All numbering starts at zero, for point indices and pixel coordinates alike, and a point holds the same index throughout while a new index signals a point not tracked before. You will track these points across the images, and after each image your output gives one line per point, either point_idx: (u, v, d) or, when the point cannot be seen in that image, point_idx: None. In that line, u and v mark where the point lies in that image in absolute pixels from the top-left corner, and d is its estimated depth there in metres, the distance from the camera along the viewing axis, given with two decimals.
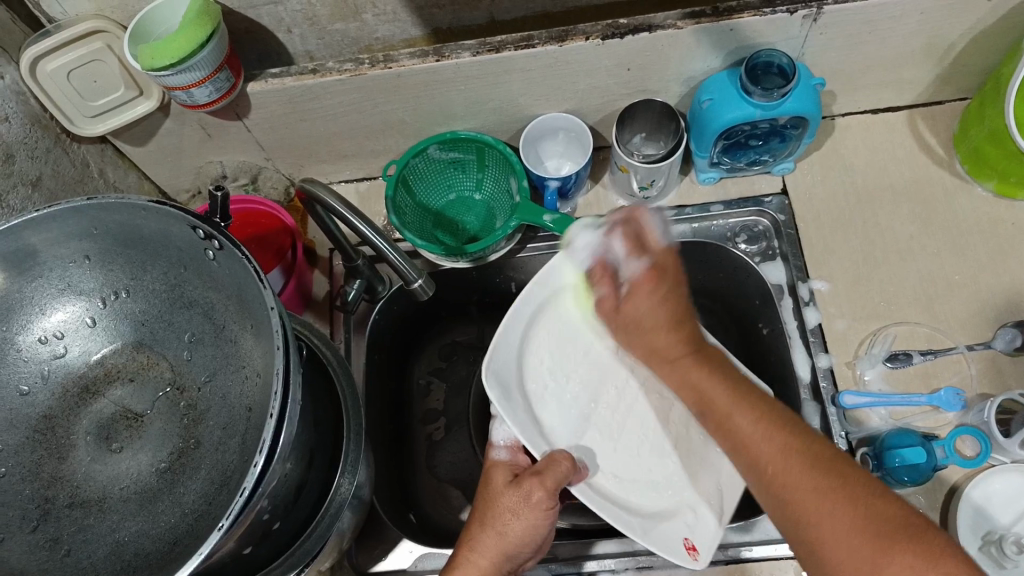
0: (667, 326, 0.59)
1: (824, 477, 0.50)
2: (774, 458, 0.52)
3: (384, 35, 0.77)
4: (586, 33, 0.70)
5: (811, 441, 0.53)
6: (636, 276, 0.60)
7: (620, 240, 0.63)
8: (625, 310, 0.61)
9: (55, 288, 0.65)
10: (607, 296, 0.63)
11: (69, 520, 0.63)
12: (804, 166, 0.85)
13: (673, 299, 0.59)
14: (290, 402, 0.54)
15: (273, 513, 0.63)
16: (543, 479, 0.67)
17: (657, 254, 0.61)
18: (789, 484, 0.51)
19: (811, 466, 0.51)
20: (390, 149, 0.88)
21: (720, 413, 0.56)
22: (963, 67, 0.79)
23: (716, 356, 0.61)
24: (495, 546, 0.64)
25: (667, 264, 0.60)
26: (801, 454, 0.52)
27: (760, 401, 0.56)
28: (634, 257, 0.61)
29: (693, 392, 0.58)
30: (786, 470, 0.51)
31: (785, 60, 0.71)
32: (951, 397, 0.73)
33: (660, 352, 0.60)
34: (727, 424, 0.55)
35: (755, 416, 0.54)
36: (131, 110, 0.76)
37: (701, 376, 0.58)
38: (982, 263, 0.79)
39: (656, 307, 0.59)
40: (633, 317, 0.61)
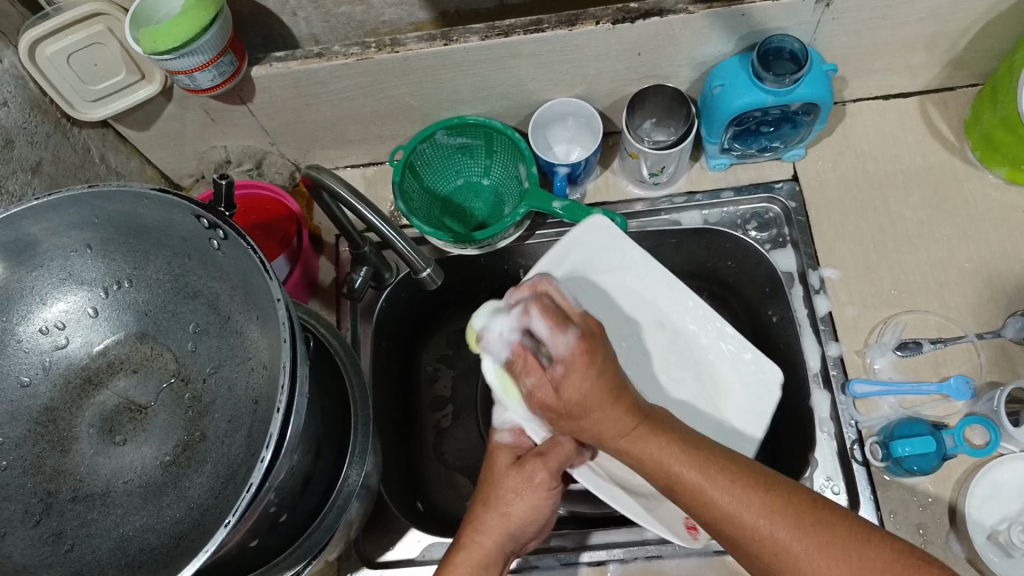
0: (606, 401, 0.56)
1: (810, 534, 0.49)
2: (758, 522, 0.50)
3: (391, 18, 0.76)
4: (597, 17, 0.69)
5: (784, 498, 0.51)
6: (567, 354, 0.56)
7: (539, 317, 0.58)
8: (565, 394, 0.56)
9: (56, 278, 0.64)
10: (538, 385, 0.57)
11: (72, 514, 0.62)
12: (815, 153, 0.85)
13: (606, 367, 0.57)
14: (298, 395, 0.53)
15: (280, 505, 0.63)
16: (546, 458, 0.66)
17: (581, 322, 0.58)
18: (778, 550, 0.50)
19: (795, 526, 0.50)
20: (396, 134, 0.86)
21: (690, 489, 0.54)
22: (975, 53, 0.78)
23: (663, 420, 0.59)
24: (497, 527, 0.63)
25: (592, 329, 0.58)
26: (783, 515, 0.50)
27: (719, 464, 0.54)
28: (560, 333, 0.56)
29: (656, 470, 0.56)
30: (773, 539, 0.50)
31: (796, 45, 0.70)
32: (962, 385, 0.72)
33: (610, 434, 0.57)
34: (698, 501, 0.53)
35: (726, 483, 0.53)
36: (135, 93, 0.75)
37: (657, 451, 0.56)
38: (992, 250, 0.79)
39: (595, 386, 0.56)
40: (577, 402, 0.56)
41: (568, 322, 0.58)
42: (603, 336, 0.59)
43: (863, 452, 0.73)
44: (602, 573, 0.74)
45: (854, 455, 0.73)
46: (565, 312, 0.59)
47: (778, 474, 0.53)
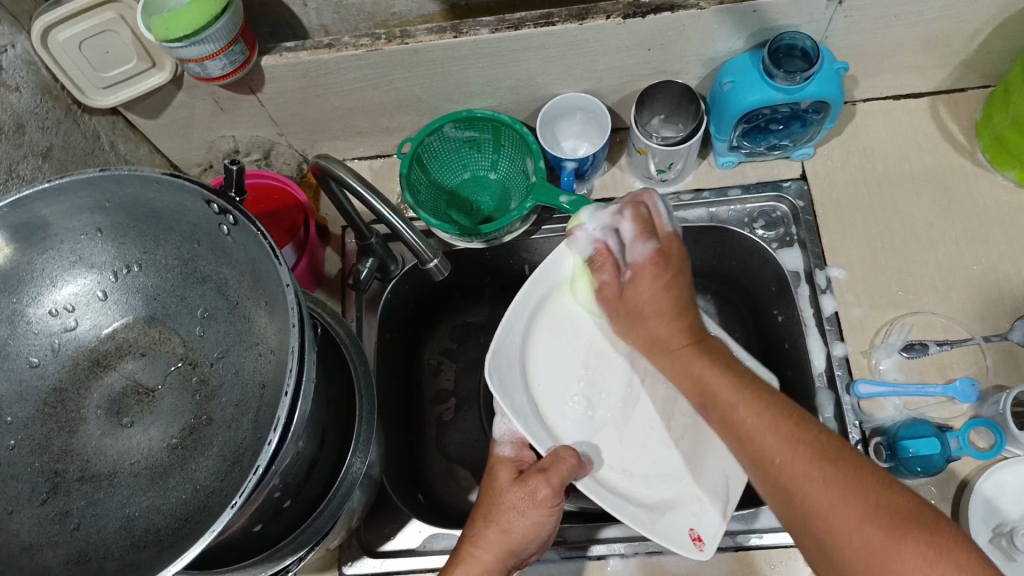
0: (666, 313, 0.67)
1: (829, 464, 0.51)
2: (781, 450, 0.54)
3: (400, 10, 0.76)
4: (608, 11, 0.68)
5: (813, 431, 0.54)
6: (640, 261, 0.68)
7: (630, 224, 0.68)
8: (630, 296, 0.69)
9: (67, 261, 0.64)
10: (609, 283, 0.71)
11: (79, 494, 0.62)
12: (824, 152, 0.84)
13: (674, 288, 0.68)
14: (305, 379, 0.53)
15: (284, 491, 0.64)
16: (549, 475, 0.65)
17: (663, 240, 0.69)
18: (789, 467, 0.53)
19: (816, 456, 0.52)
20: (404, 127, 0.86)
21: (724, 406, 0.59)
22: (988, 53, 0.78)
23: (719, 350, 0.66)
24: (499, 543, 0.63)
25: (672, 251, 0.68)
26: (805, 446, 0.53)
27: (761, 392, 0.58)
28: (639, 242, 0.68)
29: (697, 387, 0.63)
30: (792, 460, 0.53)
31: (808, 43, 0.70)
32: (967, 388, 0.72)
33: (663, 341, 0.67)
34: (732, 418, 0.58)
35: (758, 408, 0.57)
36: (144, 81, 0.75)
37: (702, 369, 0.63)
38: (1002, 251, 0.78)
39: (661, 292, 0.67)
40: (637, 304, 0.69)
41: (653, 234, 0.69)
42: (683, 264, 0.69)
43: (866, 452, 0.73)
44: (603, 567, 0.74)
45: (856, 455, 0.72)
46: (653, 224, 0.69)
47: (814, 419, 0.56)
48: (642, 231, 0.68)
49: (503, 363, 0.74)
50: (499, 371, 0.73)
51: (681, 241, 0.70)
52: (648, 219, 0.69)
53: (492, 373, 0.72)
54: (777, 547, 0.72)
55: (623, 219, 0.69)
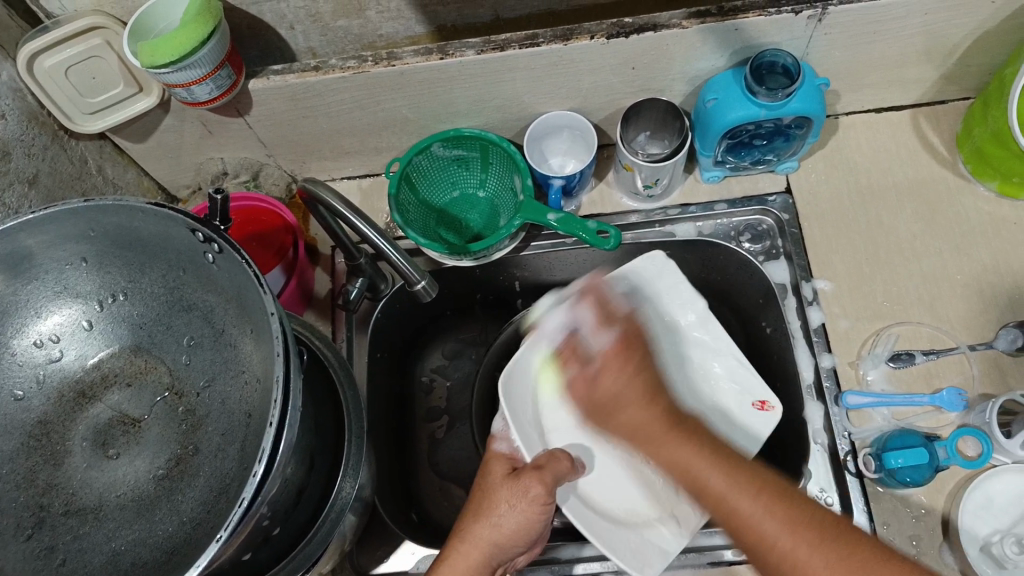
0: (640, 400, 0.63)
1: (825, 547, 0.51)
2: (780, 538, 0.53)
3: (387, 32, 0.76)
4: (592, 32, 0.70)
5: (809, 514, 0.53)
6: (605, 351, 0.66)
7: (586, 308, 0.71)
8: (598, 391, 0.65)
9: (51, 291, 0.64)
10: (577, 375, 0.68)
11: (64, 528, 0.62)
12: (807, 165, 0.85)
13: (641, 373, 0.64)
14: (291, 411, 0.53)
15: (273, 518, 0.63)
16: (543, 474, 0.66)
17: (624, 326, 0.68)
18: (788, 547, 0.52)
19: (812, 539, 0.52)
20: (392, 147, 0.87)
21: (711, 491, 0.57)
22: (967, 67, 0.79)
23: (698, 429, 0.63)
24: (485, 536, 0.62)
25: (634, 340, 0.67)
26: (806, 527, 0.53)
27: (750, 472, 0.57)
28: (601, 332, 0.68)
29: (682, 476, 0.59)
30: (795, 547, 0.52)
31: (790, 60, 0.71)
32: (954, 397, 0.73)
33: (641, 434, 0.62)
34: (723, 504, 0.56)
35: (752, 490, 0.56)
36: (131, 107, 0.75)
37: (685, 454, 0.59)
38: (985, 261, 0.79)
39: (631, 381, 0.64)
40: (607, 399, 0.64)
41: (613, 323, 0.68)
42: (648, 353, 0.67)
43: (856, 464, 0.73)
44: None
45: (846, 465, 0.73)
46: (610, 314, 0.70)
47: (796, 489, 0.56)
48: (603, 322, 0.68)
49: (619, 545, 0.70)
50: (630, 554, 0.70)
51: (639, 324, 0.70)
52: (608, 303, 0.71)
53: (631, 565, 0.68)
54: None
55: (585, 303, 0.71)
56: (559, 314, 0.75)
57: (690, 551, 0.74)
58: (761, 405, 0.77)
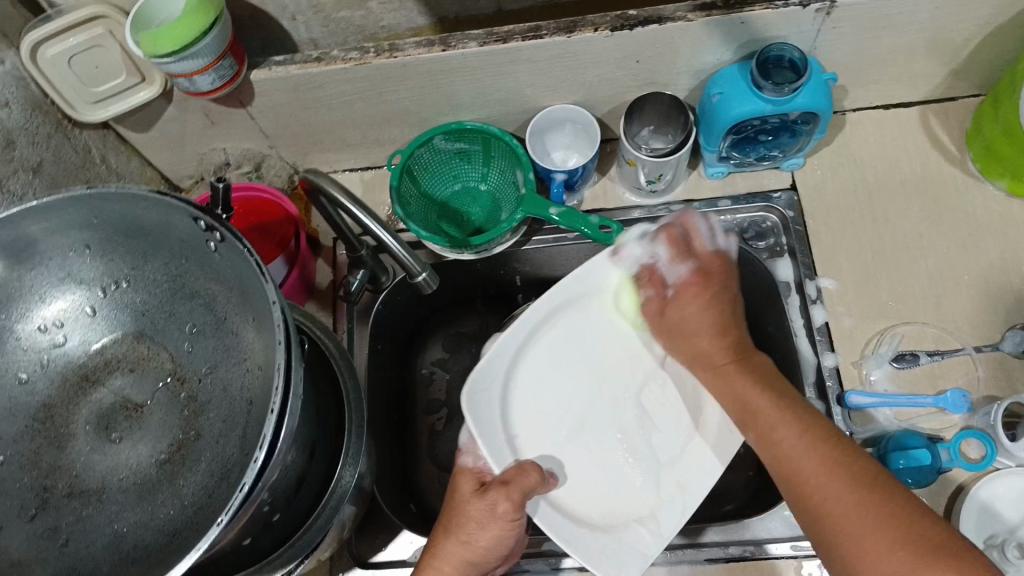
0: (713, 331, 0.69)
1: (857, 490, 0.54)
2: (813, 474, 0.56)
3: (390, 23, 0.76)
4: (595, 23, 0.69)
5: (850, 456, 0.56)
6: (682, 279, 0.72)
7: (665, 245, 0.73)
8: (671, 313, 0.72)
9: (55, 277, 0.64)
10: (653, 299, 0.75)
11: (68, 510, 0.62)
12: (814, 161, 0.84)
13: (716, 304, 0.70)
14: (292, 396, 0.53)
15: (272, 505, 0.64)
16: (511, 489, 0.65)
17: (703, 259, 0.73)
18: (819, 484, 0.56)
19: (847, 480, 0.55)
20: (395, 139, 0.87)
21: (763, 422, 0.61)
22: (978, 62, 0.77)
23: (763, 365, 0.68)
24: (457, 553, 0.63)
25: (712, 268, 0.72)
26: (838, 468, 0.56)
27: (801, 412, 0.60)
28: (677, 262, 0.73)
29: (736, 403, 0.65)
30: (828, 482, 0.55)
31: (796, 54, 0.70)
32: (958, 398, 0.72)
33: (706, 357, 0.69)
34: (769, 438, 0.60)
35: (798, 427, 0.59)
36: (134, 96, 0.76)
37: (743, 385, 0.65)
38: (993, 261, 0.78)
39: (704, 310, 0.70)
40: (679, 321, 0.72)
41: (690, 254, 0.73)
42: (723, 281, 0.72)
43: None
44: None
45: None
46: (686, 244, 0.74)
47: (845, 435, 0.59)
48: (678, 252, 0.73)
49: (593, 548, 0.69)
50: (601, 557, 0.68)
51: (725, 259, 0.73)
52: (689, 235, 0.74)
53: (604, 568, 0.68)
54: (770, 558, 0.72)
55: (662, 236, 0.74)
56: (640, 248, 0.74)
57: (688, 547, 0.74)
58: None
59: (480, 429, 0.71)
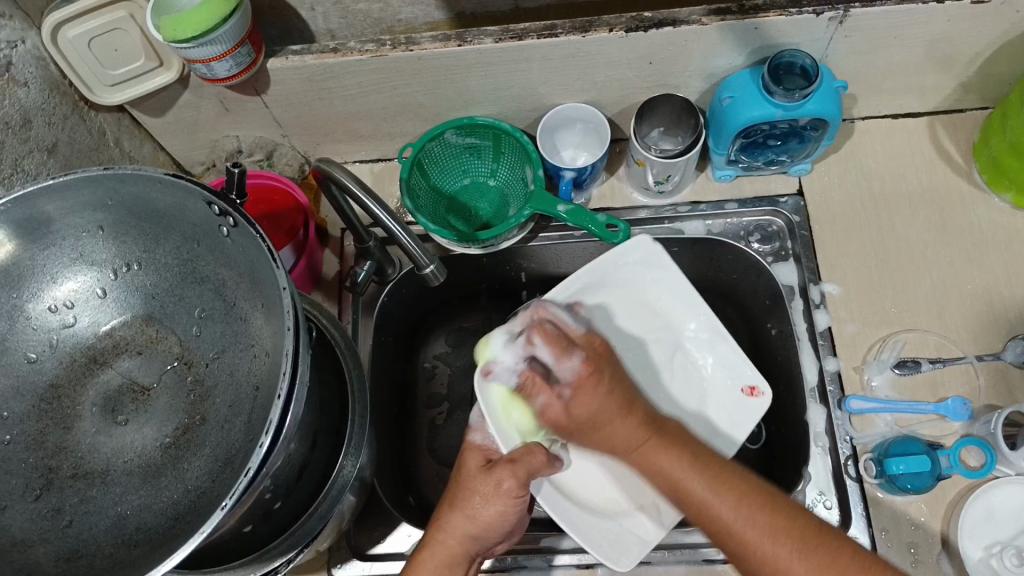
0: (617, 414, 0.65)
1: (783, 534, 0.54)
2: (757, 542, 0.54)
3: (406, 17, 0.77)
4: (610, 24, 0.69)
5: (760, 496, 0.56)
6: (576, 374, 0.66)
7: (544, 347, 0.68)
8: (576, 412, 0.66)
9: (67, 258, 0.65)
10: (551, 403, 0.68)
11: (71, 491, 0.63)
12: (821, 167, 0.85)
13: (615, 387, 0.66)
14: (298, 383, 0.54)
15: (274, 492, 0.66)
16: (516, 467, 0.65)
17: (584, 347, 0.68)
18: (759, 549, 0.54)
19: (768, 526, 0.54)
20: (406, 132, 0.87)
21: (673, 481, 0.60)
22: (987, 76, 0.78)
23: (678, 434, 0.64)
24: (461, 527, 0.63)
25: (598, 355, 0.68)
26: (784, 530, 0.54)
27: (709, 459, 0.60)
28: (563, 359, 0.67)
29: (668, 484, 0.61)
30: (771, 545, 0.53)
31: (808, 61, 0.70)
32: (958, 406, 0.73)
33: (622, 444, 0.64)
34: (706, 512, 0.57)
35: (706, 479, 0.58)
36: (152, 80, 0.76)
37: (665, 463, 0.61)
38: (995, 273, 0.79)
39: (604, 398, 0.65)
40: (587, 417, 0.66)
41: (572, 348, 0.68)
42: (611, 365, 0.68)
43: (857, 468, 0.73)
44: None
45: (846, 470, 0.73)
46: (569, 339, 0.69)
47: (779, 493, 0.57)
48: (562, 349, 0.67)
49: (596, 535, 0.71)
50: (604, 544, 0.70)
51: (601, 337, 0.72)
52: (564, 334, 0.69)
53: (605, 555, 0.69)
54: None
55: (536, 334, 0.69)
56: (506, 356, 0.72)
57: (686, 547, 0.74)
58: (750, 391, 0.77)
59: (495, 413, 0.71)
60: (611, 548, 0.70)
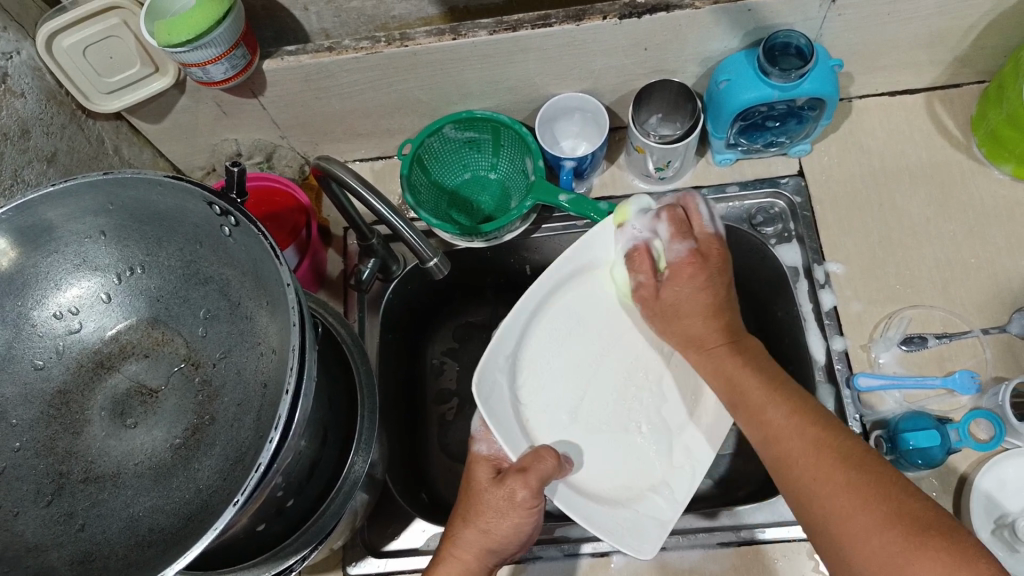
0: (700, 313, 0.69)
1: (850, 468, 0.52)
2: (805, 454, 0.55)
3: (400, 13, 0.77)
4: (604, 12, 0.69)
5: (839, 437, 0.55)
6: (678, 260, 0.71)
7: (665, 224, 0.72)
8: (665, 295, 0.71)
9: (71, 263, 0.65)
10: (645, 283, 0.73)
11: (83, 495, 0.63)
12: (820, 147, 0.85)
13: (712, 288, 0.70)
14: (306, 378, 0.53)
15: (286, 490, 0.65)
16: (528, 477, 0.65)
17: (700, 239, 0.71)
18: (811, 464, 0.54)
19: (839, 462, 0.53)
20: (405, 128, 0.88)
21: (754, 409, 0.61)
22: (982, 48, 0.78)
23: (753, 349, 0.68)
24: (477, 542, 0.64)
25: (709, 251, 0.71)
26: (830, 452, 0.54)
27: (792, 393, 0.60)
28: (677, 242, 0.71)
29: (723, 380, 0.66)
30: (817, 463, 0.54)
31: (803, 40, 0.70)
32: (966, 379, 0.72)
33: (693, 339, 0.70)
34: (759, 418, 0.60)
35: (787, 410, 0.59)
36: (148, 86, 0.76)
37: (733, 368, 0.65)
38: (999, 244, 0.79)
39: (695, 293, 0.70)
40: (673, 303, 0.71)
41: (688, 234, 0.71)
42: (723, 266, 0.71)
43: (867, 446, 0.73)
44: (606, 564, 0.75)
45: None
46: (687, 224, 0.72)
47: (846, 427, 0.56)
48: (678, 232, 0.71)
49: (613, 525, 0.70)
50: (625, 531, 0.69)
51: (723, 243, 0.72)
52: (687, 220, 0.72)
53: (627, 541, 0.68)
54: (781, 541, 0.73)
55: (664, 217, 0.72)
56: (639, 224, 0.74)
57: (700, 531, 0.74)
58: None
59: (493, 418, 0.72)
60: (631, 534, 0.69)
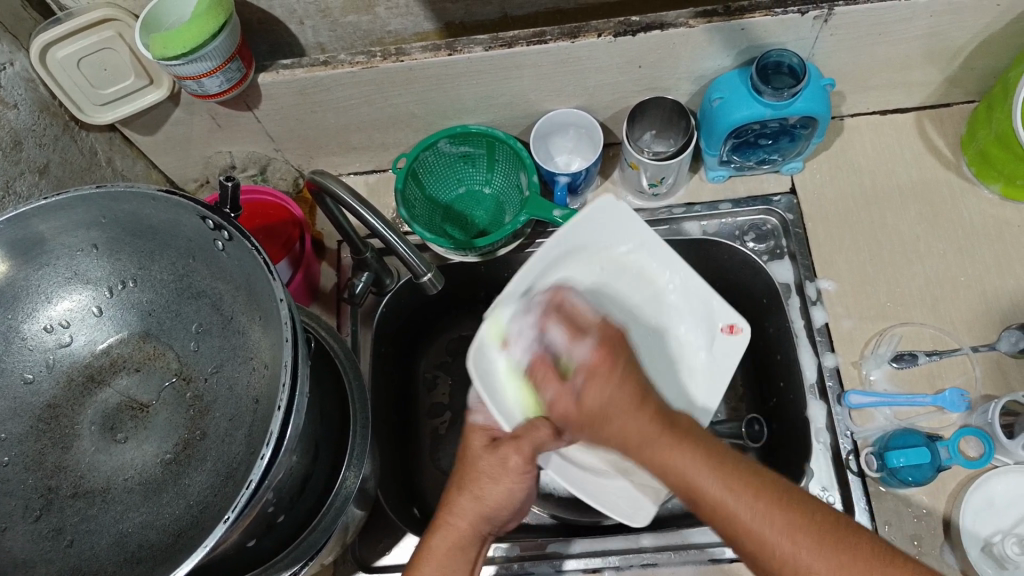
0: (630, 408, 0.54)
1: (836, 551, 0.46)
2: (781, 542, 0.47)
3: (396, 28, 0.77)
4: (599, 29, 0.70)
5: (812, 516, 0.48)
6: (585, 360, 0.57)
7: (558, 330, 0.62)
8: (586, 403, 0.55)
9: (62, 277, 0.64)
10: (560, 393, 0.57)
11: (72, 510, 0.62)
12: (811, 166, 0.86)
13: (629, 377, 0.56)
14: (298, 394, 0.53)
15: (278, 506, 0.64)
16: (522, 443, 0.63)
17: (599, 332, 0.59)
18: (787, 557, 0.47)
19: (821, 543, 0.47)
20: (400, 142, 0.88)
21: (713, 504, 0.50)
22: (972, 69, 0.79)
23: (690, 426, 0.55)
24: (471, 509, 0.62)
25: (612, 339, 0.58)
26: (807, 533, 0.47)
27: (741, 475, 0.51)
28: (578, 343, 0.59)
29: (678, 485, 0.52)
30: (799, 553, 0.47)
31: (795, 60, 0.71)
32: (956, 397, 0.73)
33: (633, 443, 0.54)
34: (722, 513, 0.50)
35: (751, 494, 0.49)
36: (141, 98, 0.76)
37: (682, 462, 0.52)
38: (988, 263, 0.80)
39: (617, 391, 0.55)
40: (597, 410, 0.55)
41: (586, 332, 0.59)
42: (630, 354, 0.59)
43: (858, 463, 0.73)
44: None
45: (849, 466, 0.73)
46: (584, 325, 0.62)
47: (795, 487, 0.50)
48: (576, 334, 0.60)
49: (611, 496, 0.70)
50: (620, 499, 0.70)
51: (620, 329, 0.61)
52: (575, 318, 0.63)
53: (623, 508, 0.69)
54: None
55: (551, 318, 0.64)
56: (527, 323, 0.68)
57: (692, 547, 0.74)
58: (730, 330, 0.73)
59: None
60: (627, 502, 0.70)
